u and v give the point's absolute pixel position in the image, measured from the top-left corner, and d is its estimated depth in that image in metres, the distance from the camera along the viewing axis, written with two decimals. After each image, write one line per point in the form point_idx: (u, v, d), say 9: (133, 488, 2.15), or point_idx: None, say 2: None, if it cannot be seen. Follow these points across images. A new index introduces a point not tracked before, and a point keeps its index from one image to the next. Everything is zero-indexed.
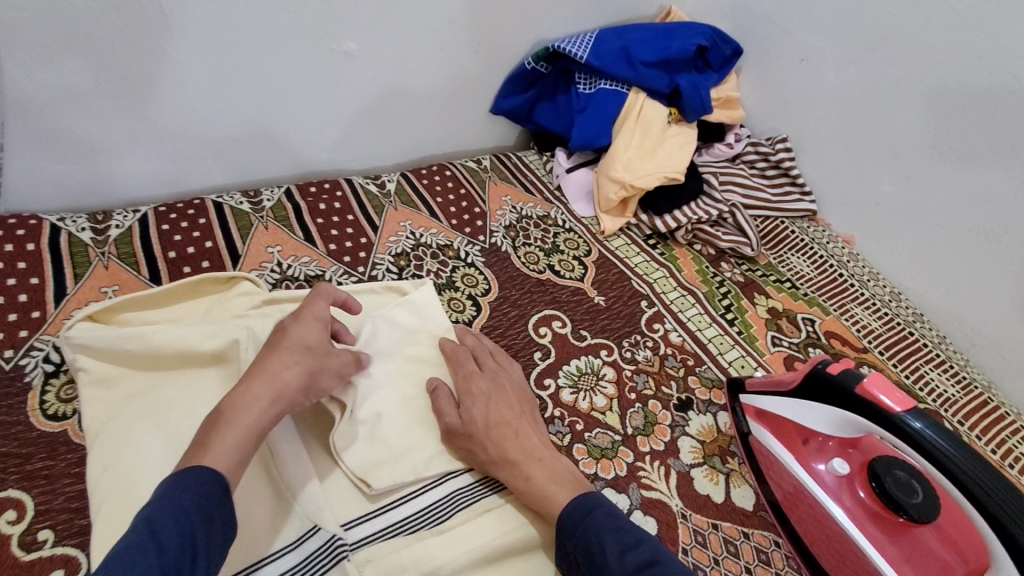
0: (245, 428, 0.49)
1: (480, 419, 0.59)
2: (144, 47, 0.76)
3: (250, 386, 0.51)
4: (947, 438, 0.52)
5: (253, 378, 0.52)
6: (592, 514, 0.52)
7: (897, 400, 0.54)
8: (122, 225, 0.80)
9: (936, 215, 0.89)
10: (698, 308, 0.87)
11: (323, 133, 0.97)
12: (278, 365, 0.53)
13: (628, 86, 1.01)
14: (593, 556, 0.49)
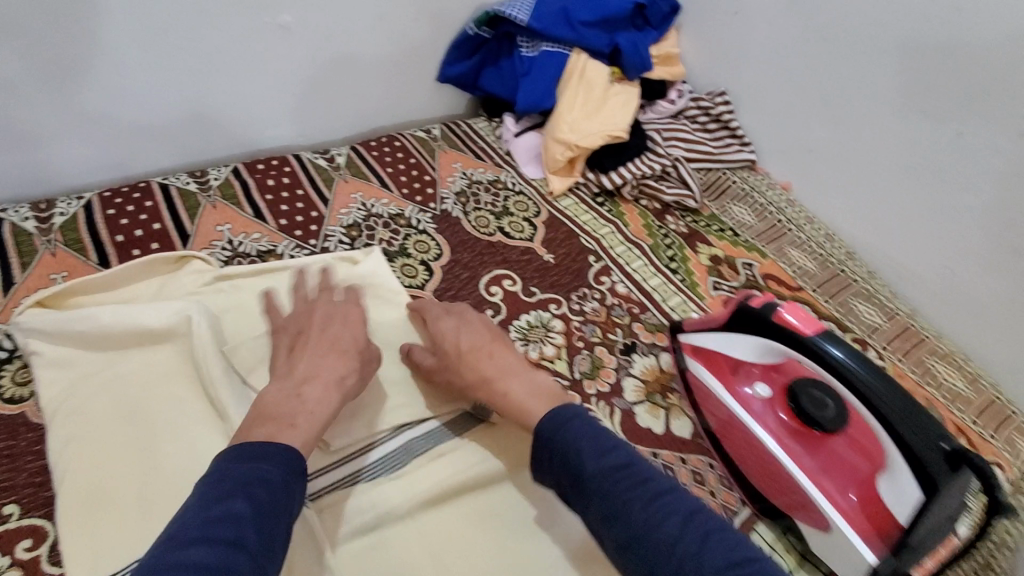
0: (320, 419, 0.54)
1: (456, 353, 0.63)
2: (74, 30, 0.75)
3: (322, 384, 0.56)
4: (848, 353, 0.56)
5: (322, 375, 0.57)
6: (568, 427, 0.53)
7: (800, 318, 0.59)
8: (66, 212, 0.80)
9: (864, 157, 0.94)
10: (644, 259, 0.91)
11: (267, 109, 0.97)
12: (338, 368, 0.58)
13: (569, 47, 1.03)
14: (571, 463, 0.51)
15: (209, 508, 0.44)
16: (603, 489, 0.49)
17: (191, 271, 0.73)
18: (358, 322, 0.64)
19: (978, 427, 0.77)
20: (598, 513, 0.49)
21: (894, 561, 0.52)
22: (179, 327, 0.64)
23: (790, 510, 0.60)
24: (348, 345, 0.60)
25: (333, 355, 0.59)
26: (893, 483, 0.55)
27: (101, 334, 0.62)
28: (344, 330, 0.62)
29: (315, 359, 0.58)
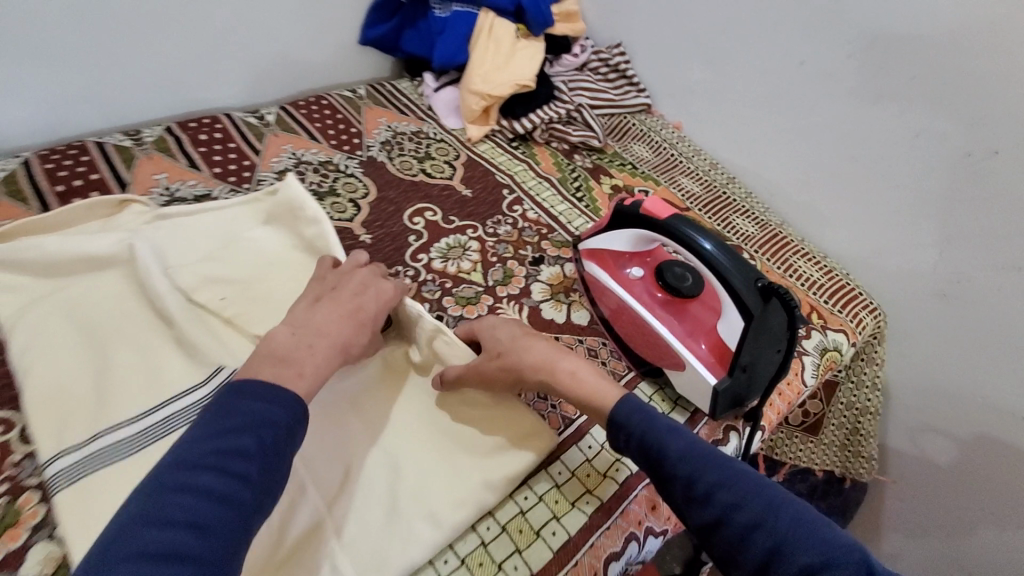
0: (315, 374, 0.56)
1: (508, 339, 0.66)
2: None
3: (329, 344, 0.59)
4: (683, 221, 0.69)
5: (332, 336, 0.60)
6: (632, 414, 0.57)
7: (649, 202, 0.72)
8: (5, 168, 0.84)
9: (737, 90, 1.07)
10: (552, 191, 1.02)
11: (194, 71, 1.01)
12: (351, 331, 0.62)
13: (478, 7, 1.13)
14: (649, 453, 0.54)
15: (220, 440, 0.46)
16: (682, 470, 0.52)
17: (130, 213, 0.79)
18: (388, 301, 0.68)
19: (828, 305, 0.92)
20: (678, 495, 0.52)
21: (728, 382, 0.66)
22: (124, 254, 0.72)
23: (661, 363, 0.73)
24: (368, 318, 0.65)
25: (353, 321, 0.63)
26: (727, 321, 0.68)
27: (50, 263, 0.69)
28: (373, 305, 0.66)
29: (339, 320, 0.62)
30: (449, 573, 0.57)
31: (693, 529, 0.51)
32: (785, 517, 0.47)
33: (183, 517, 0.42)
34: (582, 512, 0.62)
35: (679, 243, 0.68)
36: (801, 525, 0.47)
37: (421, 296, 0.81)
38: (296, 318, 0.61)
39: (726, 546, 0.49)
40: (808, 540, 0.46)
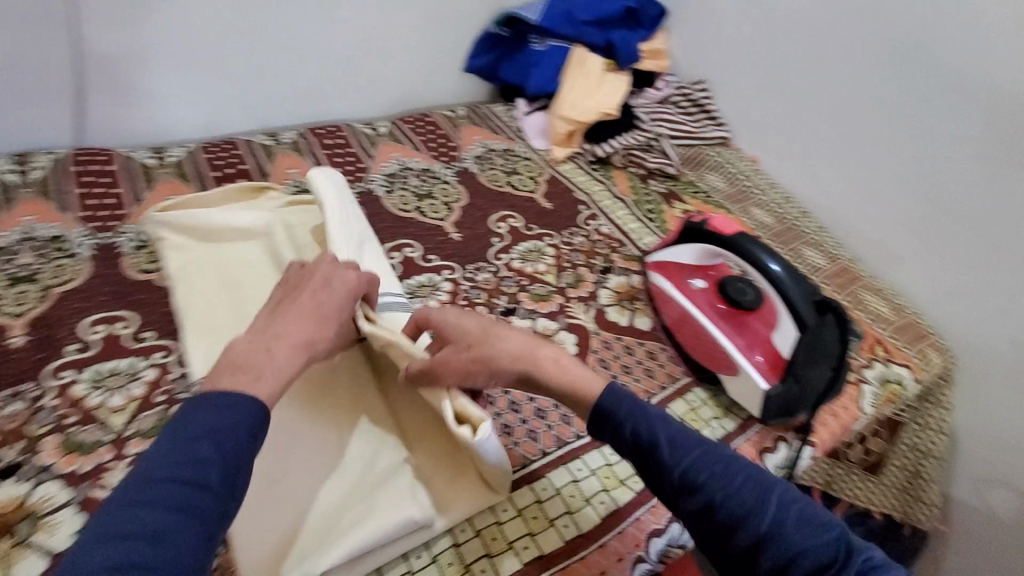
0: (278, 374, 0.55)
1: (473, 333, 0.64)
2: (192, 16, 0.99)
3: (288, 345, 0.58)
4: (752, 241, 0.75)
5: (289, 337, 0.58)
6: (621, 404, 0.58)
7: (719, 221, 0.79)
8: (177, 155, 1.04)
9: (816, 129, 1.13)
10: (626, 210, 1.10)
11: (327, 86, 1.19)
12: (312, 332, 0.60)
13: (572, 43, 1.25)
14: (643, 441, 0.56)
15: (178, 451, 0.47)
16: (675, 462, 0.54)
17: (269, 199, 0.95)
18: (351, 294, 0.66)
19: (894, 339, 0.94)
20: (671, 485, 0.54)
21: (781, 389, 0.72)
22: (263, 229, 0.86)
23: (717, 369, 0.77)
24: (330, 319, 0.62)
25: (316, 318, 0.61)
26: (783, 331, 0.73)
27: (209, 230, 0.85)
28: (337, 300, 0.64)
29: (300, 321, 0.60)
30: (508, 520, 0.63)
31: (683, 515, 0.53)
32: (773, 503, 0.51)
33: (138, 531, 0.42)
34: (629, 490, 0.69)
35: (747, 259, 0.75)
36: (791, 513, 0.51)
37: (500, 289, 0.90)
38: (255, 327, 0.60)
39: (717, 531, 0.52)
40: (796, 526, 0.50)
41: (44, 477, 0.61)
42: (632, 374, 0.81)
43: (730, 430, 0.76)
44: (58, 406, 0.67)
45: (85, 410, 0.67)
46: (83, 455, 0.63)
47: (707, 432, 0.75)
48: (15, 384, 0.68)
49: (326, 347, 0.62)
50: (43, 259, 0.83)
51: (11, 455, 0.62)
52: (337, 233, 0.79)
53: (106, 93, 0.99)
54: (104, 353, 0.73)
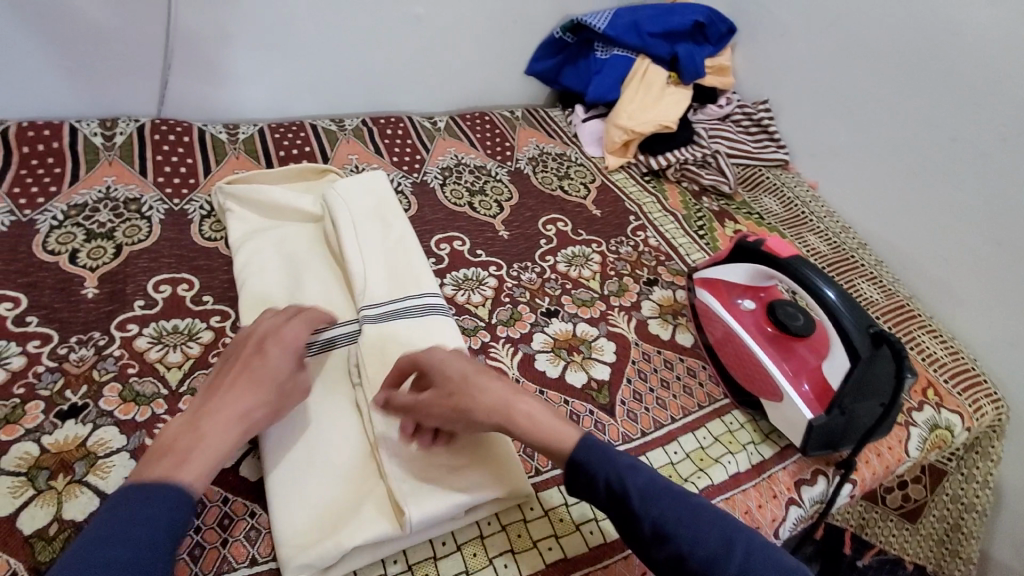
0: (208, 451, 0.53)
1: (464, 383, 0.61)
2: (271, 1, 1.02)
3: (220, 417, 0.55)
4: (809, 268, 0.72)
5: (221, 409, 0.55)
6: (590, 455, 0.57)
7: (775, 243, 0.76)
8: (247, 133, 1.08)
9: (883, 160, 1.09)
10: (676, 224, 1.09)
11: (393, 78, 1.21)
12: (249, 401, 0.57)
13: (636, 53, 1.24)
14: (615, 490, 0.55)
15: (93, 549, 0.45)
16: (642, 510, 0.54)
17: (329, 182, 0.98)
18: (292, 350, 0.62)
19: (946, 384, 0.89)
20: (640, 533, 0.54)
21: (825, 421, 0.69)
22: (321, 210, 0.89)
23: (758, 393, 0.76)
24: (270, 383, 0.59)
25: (253, 384, 0.58)
26: (834, 361, 0.70)
27: (271, 205, 0.88)
28: (280, 357, 0.60)
29: (240, 387, 0.57)
30: (534, 518, 0.64)
31: (656, 564, 0.54)
32: (739, 547, 0.52)
33: None
34: None
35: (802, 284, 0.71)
36: (758, 558, 0.52)
37: (543, 290, 0.91)
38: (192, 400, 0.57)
39: None
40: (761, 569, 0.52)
41: (103, 422, 0.64)
42: (670, 389, 0.80)
43: (768, 456, 0.75)
44: (120, 356, 0.71)
45: (144, 362, 0.71)
46: (140, 405, 0.66)
47: (744, 456, 0.74)
48: (84, 332, 0.73)
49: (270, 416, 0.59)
50: (119, 218, 0.88)
51: (76, 397, 0.66)
52: (354, 243, 0.80)
53: (189, 69, 1.04)
54: (167, 311, 0.77)
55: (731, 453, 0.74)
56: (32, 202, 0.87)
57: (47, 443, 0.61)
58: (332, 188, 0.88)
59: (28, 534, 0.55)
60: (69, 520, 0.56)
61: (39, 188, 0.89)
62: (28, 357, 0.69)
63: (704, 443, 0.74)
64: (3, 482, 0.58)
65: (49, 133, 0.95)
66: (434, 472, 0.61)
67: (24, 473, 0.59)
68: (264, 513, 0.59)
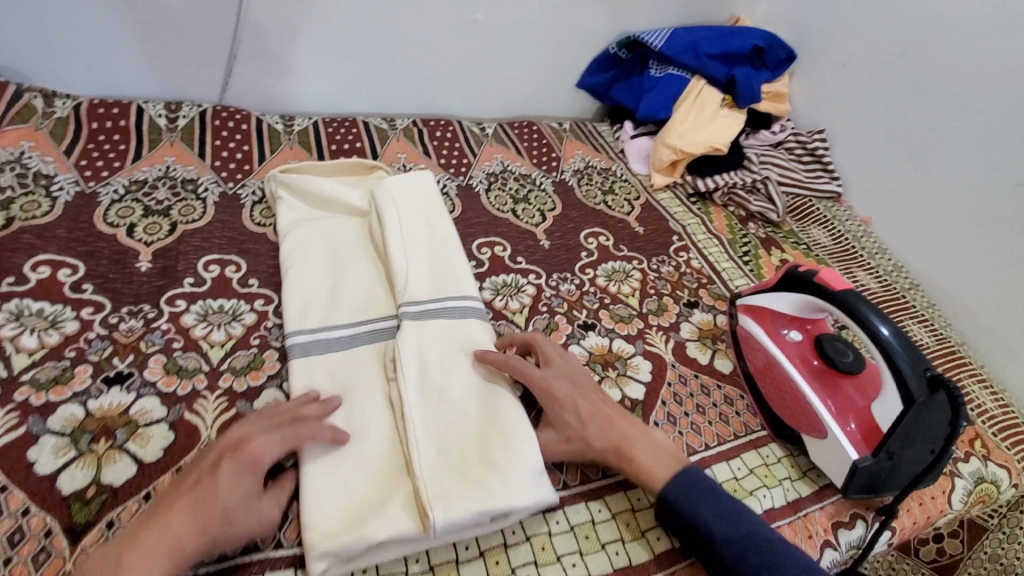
0: None
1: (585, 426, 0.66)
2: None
3: (144, 556, 0.49)
4: (864, 303, 0.69)
5: (149, 545, 0.50)
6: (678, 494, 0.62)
7: (830, 276, 0.73)
8: (302, 125, 1.11)
9: (942, 198, 1.06)
10: (720, 248, 1.07)
11: (446, 81, 1.23)
12: (182, 536, 0.50)
13: (691, 73, 1.23)
14: (701, 526, 0.60)
15: None
16: (732, 553, 0.58)
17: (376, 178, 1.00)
18: (253, 469, 0.55)
19: (994, 437, 0.85)
20: (727, 574, 0.58)
21: (870, 463, 0.66)
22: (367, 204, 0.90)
23: (799, 428, 0.74)
24: (213, 511, 0.52)
25: (195, 515, 0.51)
26: (883, 401, 0.67)
27: (320, 196, 0.90)
28: (234, 480, 0.54)
29: (180, 515, 0.51)
30: (559, 532, 0.63)
31: None
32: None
33: None
34: None
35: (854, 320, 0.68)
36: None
37: (581, 302, 0.90)
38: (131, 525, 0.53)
39: None
40: None
41: (146, 392, 0.66)
42: (705, 415, 0.78)
43: (804, 495, 0.72)
44: (167, 330, 0.72)
45: (189, 338, 0.72)
46: (181, 379, 0.68)
47: (780, 492, 0.71)
48: (135, 303, 0.75)
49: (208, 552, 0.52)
50: (176, 197, 0.91)
51: (122, 365, 0.68)
52: (400, 238, 0.81)
53: (253, 60, 1.07)
54: (214, 290, 0.79)
55: (767, 487, 0.71)
56: (96, 175, 0.91)
57: (92, 407, 0.63)
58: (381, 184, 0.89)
59: (66, 494, 0.56)
60: (106, 484, 0.58)
61: (104, 163, 0.93)
62: (81, 322, 0.71)
63: (739, 474, 0.72)
64: (48, 441, 0.60)
65: (118, 111, 0.99)
66: (456, 484, 0.59)
67: (68, 434, 0.60)
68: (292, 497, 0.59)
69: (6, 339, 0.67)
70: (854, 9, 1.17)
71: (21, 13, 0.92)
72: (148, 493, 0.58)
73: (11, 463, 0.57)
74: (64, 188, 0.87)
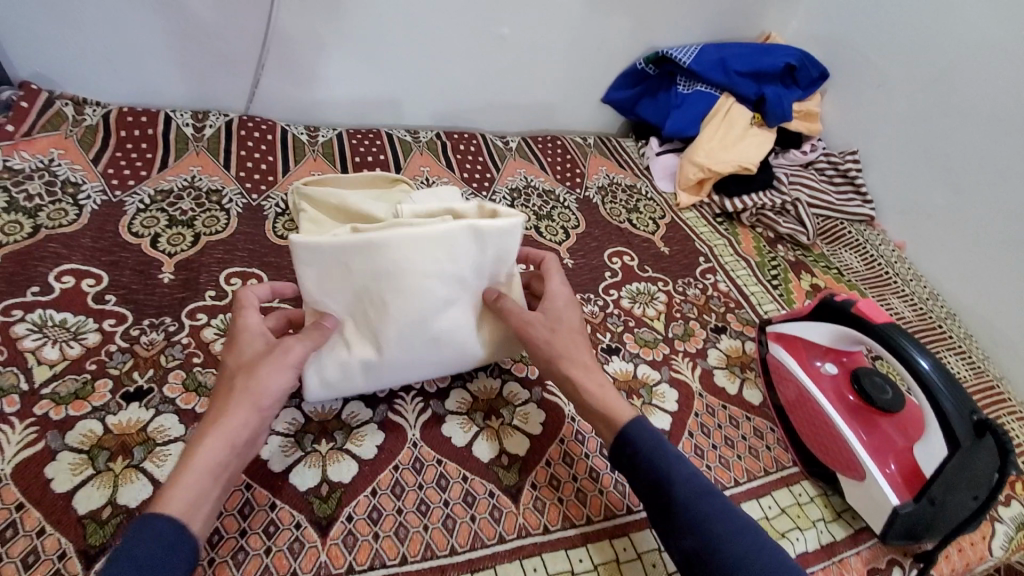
0: (195, 471, 0.50)
1: (564, 321, 0.67)
2: (366, 13, 1.04)
3: (199, 431, 0.52)
4: (907, 338, 0.65)
5: (203, 421, 0.53)
6: (644, 433, 0.60)
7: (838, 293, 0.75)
8: (326, 136, 1.11)
9: (985, 224, 1.03)
10: (748, 271, 1.04)
11: (471, 94, 1.22)
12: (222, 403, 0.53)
13: (720, 90, 1.21)
14: (652, 469, 0.58)
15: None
16: (681, 496, 0.56)
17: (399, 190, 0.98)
18: (261, 332, 0.59)
19: None
20: (674, 519, 0.55)
21: (913, 509, 0.63)
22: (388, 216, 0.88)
23: (833, 465, 0.71)
24: (239, 372, 0.55)
25: (230, 379, 0.55)
26: (925, 443, 0.64)
27: (341, 207, 0.83)
28: (248, 343, 0.58)
29: (219, 392, 0.55)
30: (582, 571, 0.60)
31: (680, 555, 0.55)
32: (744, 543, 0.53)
33: None
34: None
35: (893, 355, 0.65)
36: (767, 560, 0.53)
37: (605, 324, 0.87)
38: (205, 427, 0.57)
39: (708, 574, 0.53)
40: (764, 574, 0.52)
41: (164, 409, 0.65)
42: (734, 448, 0.75)
43: (839, 538, 0.69)
44: (188, 344, 0.72)
45: (210, 353, 0.72)
46: (200, 396, 0.67)
47: (813, 534, 0.68)
48: (156, 316, 0.74)
49: (255, 406, 0.53)
50: (200, 208, 0.90)
51: (142, 380, 0.67)
52: None
53: (281, 71, 1.08)
54: (235, 304, 0.78)
55: (800, 529, 0.68)
56: (123, 184, 0.91)
57: (110, 423, 0.62)
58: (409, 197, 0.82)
59: (82, 514, 0.55)
60: (122, 505, 0.57)
61: (131, 171, 0.93)
62: (103, 334, 0.70)
63: (769, 514, 0.69)
64: (65, 458, 0.59)
65: (146, 120, 1.00)
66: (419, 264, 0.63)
67: (86, 451, 0.60)
68: (308, 525, 0.58)
69: (28, 350, 0.67)
70: (892, 27, 1.13)
71: (56, 22, 0.92)
72: None
73: (28, 480, 0.57)
74: (91, 197, 0.87)
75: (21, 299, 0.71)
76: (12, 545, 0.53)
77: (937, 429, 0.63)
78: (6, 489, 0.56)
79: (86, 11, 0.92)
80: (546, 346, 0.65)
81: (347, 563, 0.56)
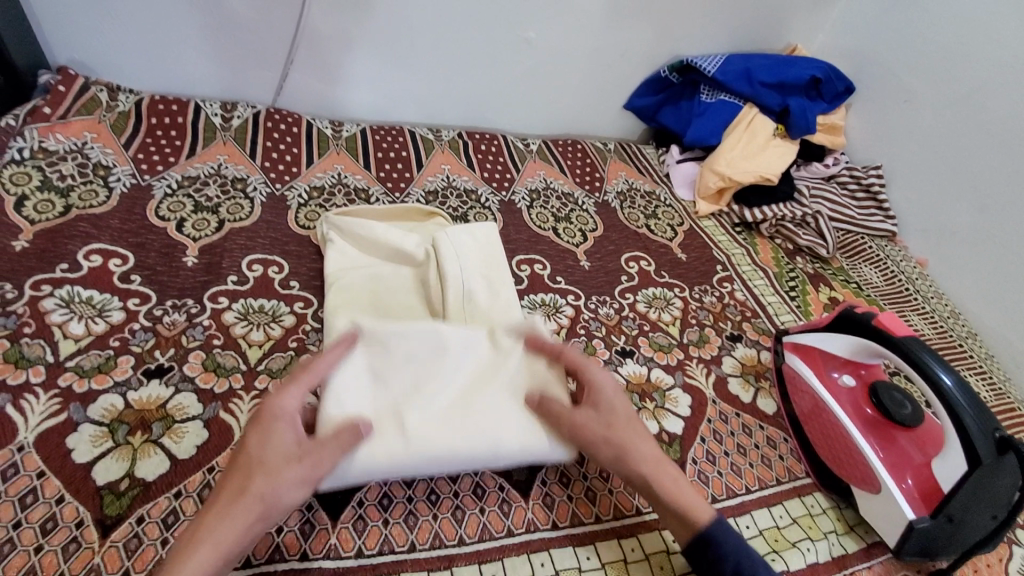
0: None
1: (617, 415, 0.62)
2: (395, 12, 1.05)
3: (204, 531, 0.49)
4: (929, 353, 0.64)
5: (209, 517, 0.49)
6: (729, 538, 0.57)
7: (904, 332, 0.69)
8: (350, 131, 1.12)
9: (1012, 244, 1.01)
10: (766, 281, 1.03)
11: (494, 97, 1.23)
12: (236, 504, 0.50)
13: (743, 100, 1.21)
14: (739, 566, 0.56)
15: None
16: None
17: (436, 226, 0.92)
18: (294, 419, 0.55)
19: None
20: None
21: (929, 524, 0.62)
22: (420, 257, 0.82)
23: (848, 479, 0.70)
24: (259, 471, 0.51)
25: (245, 476, 0.51)
26: (944, 459, 0.63)
27: (372, 242, 0.83)
28: (283, 433, 0.54)
29: (230, 485, 0.51)
30: (589, 569, 0.60)
31: None
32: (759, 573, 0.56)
33: None
34: None
35: (913, 368, 0.64)
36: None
37: (620, 326, 0.87)
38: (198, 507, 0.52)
39: None
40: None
41: (184, 387, 0.66)
42: (747, 456, 0.74)
43: (851, 551, 0.68)
44: (209, 326, 0.73)
45: (229, 335, 0.73)
46: (219, 377, 0.68)
47: (824, 546, 0.67)
48: (179, 298, 0.76)
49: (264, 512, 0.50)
50: (225, 195, 0.92)
51: (163, 358, 0.68)
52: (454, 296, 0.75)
53: (309, 66, 1.09)
54: (256, 290, 0.79)
55: (811, 540, 0.67)
56: (152, 169, 0.93)
57: (131, 399, 0.64)
58: (442, 232, 0.82)
59: (100, 485, 0.56)
60: (139, 478, 0.58)
61: (160, 157, 0.95)
62: (127, 312, 0.72)
63: (781, 523, 0.68)
64: (87, 430, 0.60)
65: (176, 108, 1.02)
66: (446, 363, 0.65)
67: (106, 424, 0.61)
68: (320, 507, 0.58)
69: (55, 324, 0.68)
70: (921, 43, 1.13)
71: (96, 11, 0.95)
72: (178, 490, 0.58)
73: (50, 449, 0.58)
74: (121, 180, 0.89)
75: (50, 274, 0.73)
76: (31, 511, 0.54)
77: (957, 445, 0.62)
78: (28, 457, 0.57)
79: (123, 1, 0.95)
80: (606, 441, 0.61)
81: (356, 547, 0.56)
